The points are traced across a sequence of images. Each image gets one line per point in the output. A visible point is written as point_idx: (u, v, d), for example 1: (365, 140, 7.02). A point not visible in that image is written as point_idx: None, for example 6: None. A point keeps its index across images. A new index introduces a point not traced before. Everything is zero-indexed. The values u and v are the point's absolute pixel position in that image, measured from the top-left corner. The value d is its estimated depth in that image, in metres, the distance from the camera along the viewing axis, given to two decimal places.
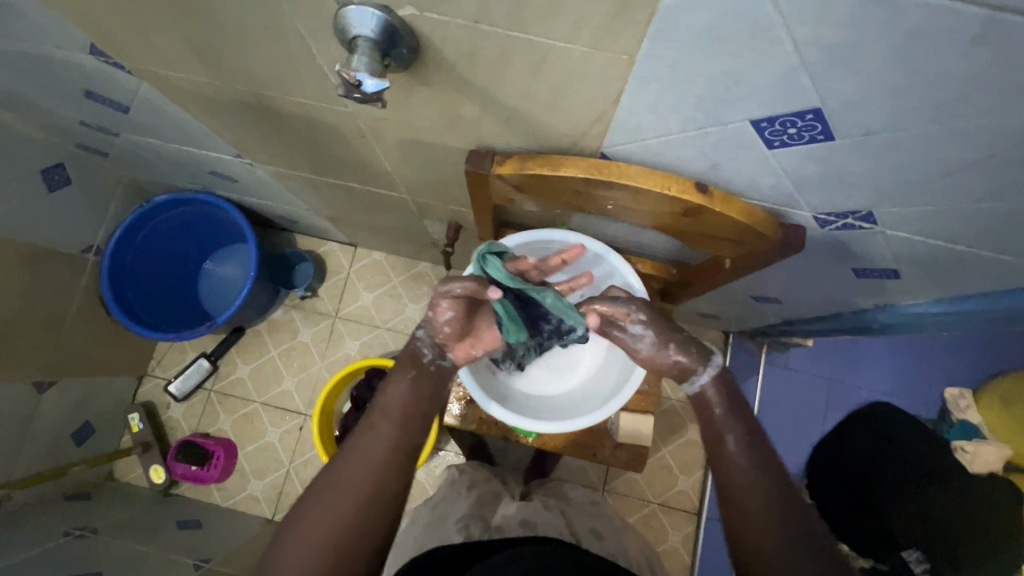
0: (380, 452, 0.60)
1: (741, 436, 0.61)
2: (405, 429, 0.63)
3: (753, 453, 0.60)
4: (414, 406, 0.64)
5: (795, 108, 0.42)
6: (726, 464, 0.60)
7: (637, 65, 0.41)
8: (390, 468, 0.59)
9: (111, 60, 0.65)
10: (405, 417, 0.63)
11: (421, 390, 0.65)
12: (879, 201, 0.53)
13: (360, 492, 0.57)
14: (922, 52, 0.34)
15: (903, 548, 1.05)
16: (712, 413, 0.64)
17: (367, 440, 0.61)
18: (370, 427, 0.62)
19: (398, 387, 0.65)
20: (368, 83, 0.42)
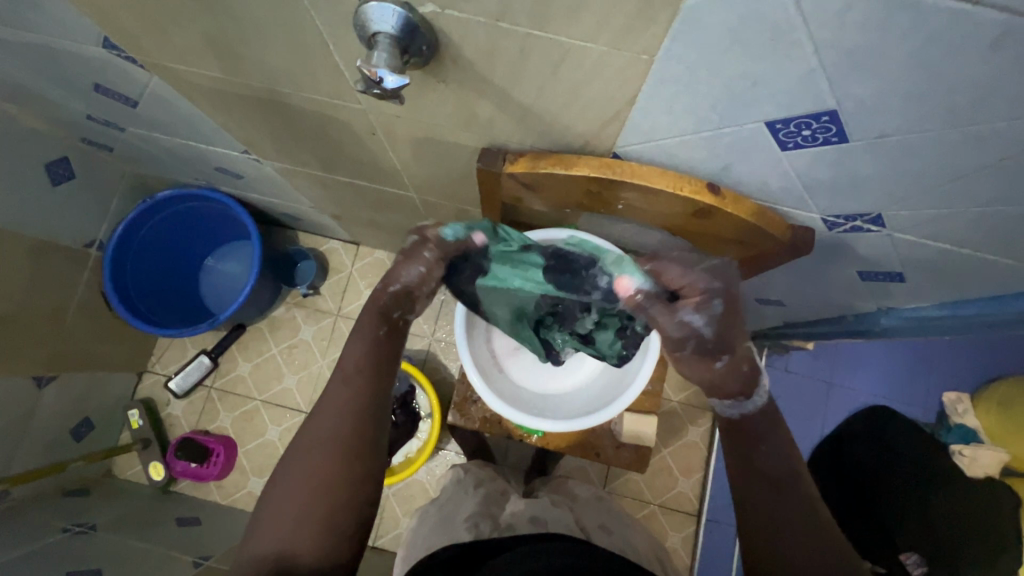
0: (344, 407, 0.57)
1: (772, 461, 0.59)
2: (369, 380, 0.59)
3: (781, 477, 0.58)
4: (377, 355, 0.60)
5: (811, 110, 0.43)
6: (751, 492, 0.58)
7: (656, 65, 0.42)
8: (357, 423, 0.57)
9: (123, 54, 0.66)
10: (367, 369, 0.59)
11: (382, 340, 0.61)
12: (889, 205, 0.54)
13: (329, 452, 0.55)
14: (942, 56, 0.34)
15: (902, 551, 1.05)
16: (748, 436, 0.60)
17: (331, 398, 0.58)
18: (334, 383, 0.59)
19: (359, 339, 0.60)
20: (389, 80, 0.42)
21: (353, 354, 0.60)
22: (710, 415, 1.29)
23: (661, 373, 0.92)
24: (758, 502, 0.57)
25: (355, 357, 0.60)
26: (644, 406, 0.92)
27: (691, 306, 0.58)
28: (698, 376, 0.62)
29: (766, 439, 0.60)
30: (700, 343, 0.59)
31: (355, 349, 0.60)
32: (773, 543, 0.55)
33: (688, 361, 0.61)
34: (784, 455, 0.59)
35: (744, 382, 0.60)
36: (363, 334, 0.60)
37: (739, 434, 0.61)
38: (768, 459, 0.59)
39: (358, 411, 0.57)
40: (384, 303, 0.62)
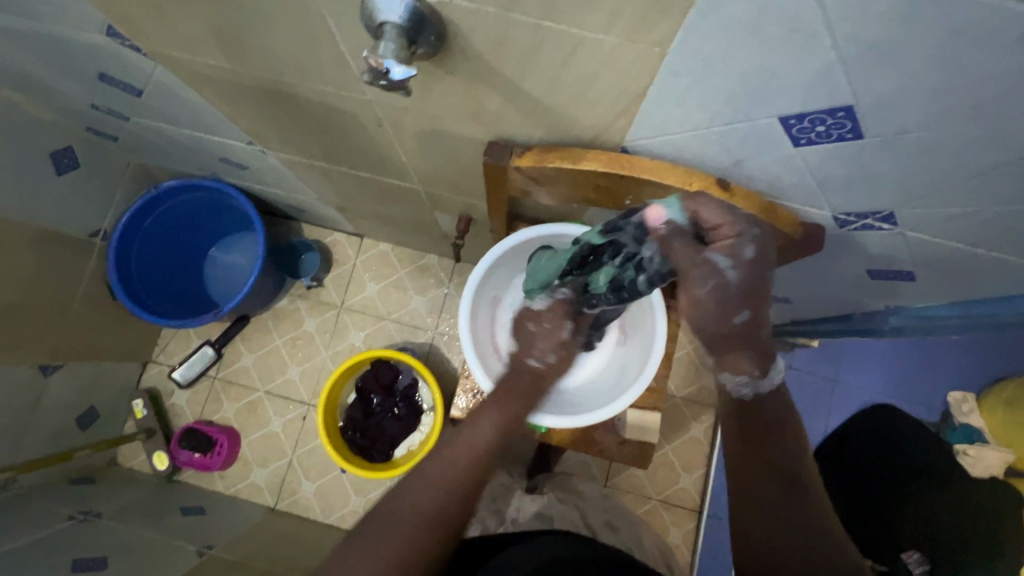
0: (461, 476, 0.60)
1: (779, 452, 0.60)
2: (485, 466, 0.62)
3: (783, 470, 0.59)
4: (498, 446, 0.65)
5: (827, 105, 0.42)
6: (748, 474, 0.60)
7: (669, 58, 0.41)
8: (461, 496, 0.59)
9: (127, 43, 0.65)
10: (489, 458, 0.63)
11: (511, 428, 0.67)
12: (903, 203, 0.53)
13: (429, 506, 0.57)
14: (965, 50, 0.33)
15: (904, 549, 1.05)
16: (756, 419, 0.63)
17: (448, 454, 0.61)
18: (455, 440, 0.63)
19: (494, 419, 0.66)
20: (396, 71, 0.42)
21: (483, 430, 0.65)
22: (713, 412, 1.29)
23: (666, 370, 0.91)
24: (752, 483, 0.59)
25: (481, 437, 0.64)
26: (647, 401, 0.91)
27: (721, 250, 0.53)
28: (710, 328, 0.57)
29: (771, 429, 0.62)
30: (721, 291, 0.54)
31: (486, 424, 0.65)
32: (764, 528, 0.56)
33: (706, 310, 0.55)
34: (790, 451, 0.60)
35: (756, 353, 0.60)
36: (500, 412, 0.67)
37: (749, 420, 0.63)
38: (769, 449, 0.61)
39: (467, 486, 0.60)
40: (525, 388, 0.71)
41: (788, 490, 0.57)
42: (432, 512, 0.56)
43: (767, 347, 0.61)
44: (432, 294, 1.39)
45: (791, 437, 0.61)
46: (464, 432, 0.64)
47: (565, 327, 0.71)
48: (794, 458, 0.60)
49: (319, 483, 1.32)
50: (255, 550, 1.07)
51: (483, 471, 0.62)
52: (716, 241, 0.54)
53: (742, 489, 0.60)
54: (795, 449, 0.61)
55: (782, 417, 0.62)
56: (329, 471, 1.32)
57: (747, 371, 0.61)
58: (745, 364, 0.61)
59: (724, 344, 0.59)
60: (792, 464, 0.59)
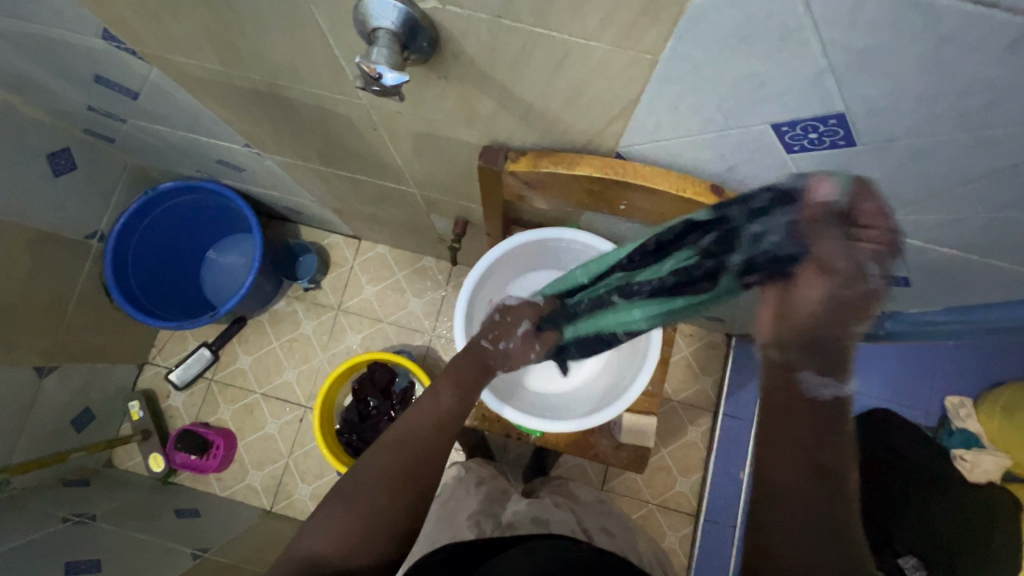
0: (426, 436, 0.62)
1: (821, 451, 0.49)
2: (449, 427, 0.65)
3: (822, 477, 0.48)
4: (461, 411, 0.67)
5: (818, 111, 0.42)
6: (783, 477, 0.48)
7: (660, 65, 0.41)
8: (429, 454, 0.61)
9: (122, 46, 0.65)
10: (453, 420, 0.65)
11: (472, 396, 0.70)
12: (896, 209, 0.53)
13: (398, 464, 0.58)
14: (955, 58, 0.33)
15: (901, 555, 1.04)
16: (796, 408, 0.50)
17: (411, 420, 0.63)
18: (415, 408, 0.65)
19: (452, 389, 0.69)
20: (388, 77, 0.41)
21: (443, 399, 0.67)
22: (710, 415, 1.29)
23: (662, 374, 0.91)
24: (788, 489, 0.48)
25: (442, 404, 0.66)
26: (643, 405, 0.91)
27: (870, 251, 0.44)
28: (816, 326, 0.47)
29: (817, 422, 0.49)
30: (860, 294, 0.46)
31: (446, 393, 0.68)
32: (790, 542, 0.46)
33: (821, 302, 0.46)
34: (833, 452, 0.49)
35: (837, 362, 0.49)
36: (459, 382, 0.70)
37: (791, 405, 0.50)
38: (809, 447, 0.49)
39: (433, 445, 0.62)
40: (484, 367, 0.74)
41: (824, 493, 0.47)
42: (401, 471, 0.58)
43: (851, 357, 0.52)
44: (429, 297, 1.39)
45: (835, 430, 0.49)
46: (424, 401, 0.66)
47: (521, 324, 0.76)
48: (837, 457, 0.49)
49: (315, 485, 1.32)
50: (250, 553, 1.07)
51: (448, 432, 0.64)
52: (860, 240, 0.44)
53: (772, 493, 0.48)
54: (837, 448, 0.49)
55: (831, 403, 0.49)
56: (325, 474, 1.32)
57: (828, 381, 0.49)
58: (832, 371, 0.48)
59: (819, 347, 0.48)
60: (831, 467, 0.48)
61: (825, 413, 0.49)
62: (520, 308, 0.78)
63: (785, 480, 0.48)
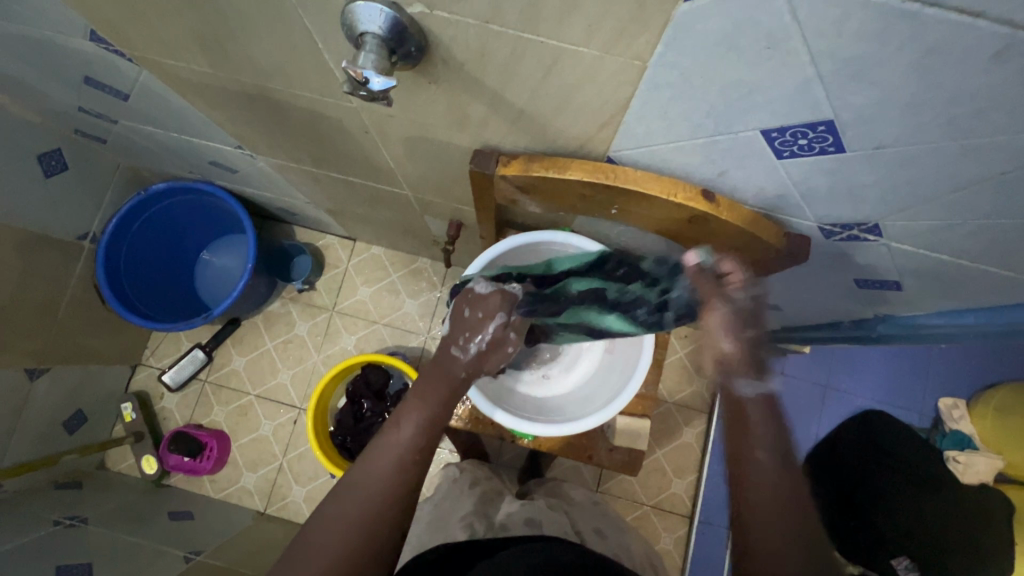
0: (383, 484, 0.56)
1: (780, 462, 0.56)
2: (412, 464, 0.58)
3: (788, 486, 0.54)
4: (427, 441, 0.60)
5: (807, 119, 0.42)
6: (752, 493, 0.55)
7: (649, 71, 0.41)
8: (388, 500, 0.55)
9: (111, 48, 0.64)
10: (416, 454, 0.59)
11: (438, 420, 0.62)
12: (887, 215, 0.53)
13: (353, 517, 0.53)
14: (941, 67, 0.33)
15: (894, 556, 1.09)
16: (748, 425, 0.59)
17: (369, 461, 0.58)
18: (375, 446, 0.59)
19: (416, 415, 0.61)
20: (375, 81, 0.42)
21: (405, 430, 0.60)
22: (704, 417, 1.29)
23: (655, 377, 0.91)
24: (759, 489, 0.55)
25: (404, 436, 0.59)
26: (637, 407, 0.91)
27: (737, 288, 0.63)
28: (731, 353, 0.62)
29: (769, 438, 0.57)
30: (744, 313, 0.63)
31: (409, 422, 0.60)
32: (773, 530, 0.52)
33: (729, 326, 0.62)
34: (790, 461, 0.56)
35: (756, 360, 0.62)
36: (423, 406, 0.62)
37: (739, 412, 0.60)
38: (771, 460, 0.56)
39: (394, 488, 0.56)
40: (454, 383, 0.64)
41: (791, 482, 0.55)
42: (355, 525, 0.53)
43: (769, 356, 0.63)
44: (424, 298, 1.39)
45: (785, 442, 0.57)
46: (387, 434, 0.60)
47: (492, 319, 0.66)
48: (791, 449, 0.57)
49: (309, 487, 1.31)
50: (243, 555, 1.06)
51: (412, 469, 0.58)
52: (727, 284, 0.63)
53: (749, 498, 0.55)
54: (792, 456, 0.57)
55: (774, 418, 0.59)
56: (320, 476, 1.32)
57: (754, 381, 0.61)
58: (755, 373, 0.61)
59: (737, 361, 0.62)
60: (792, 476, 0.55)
61: (772, 427, 0.58)
62: (490, 300, 0.67)
63: (758, 497, 0.54)
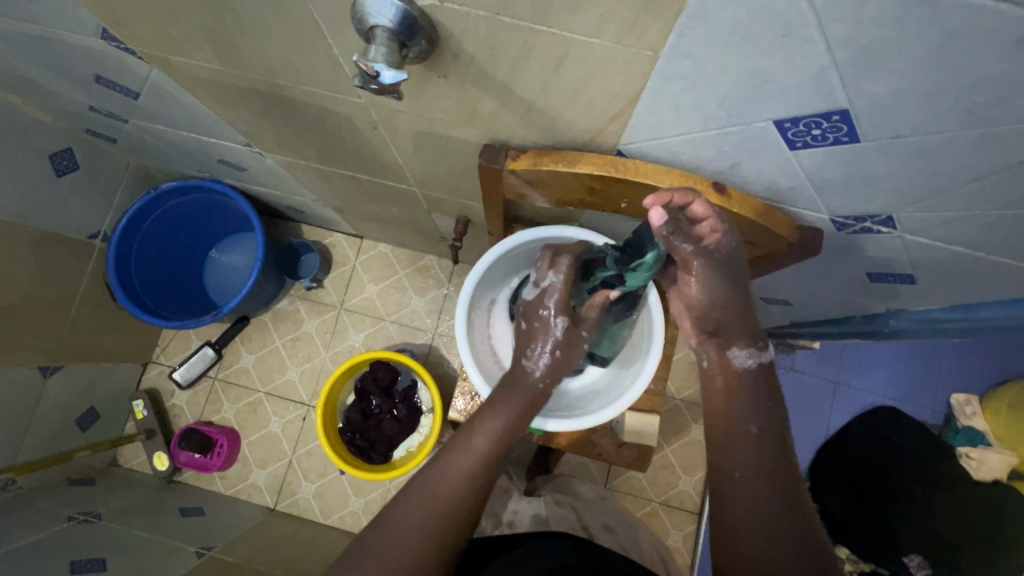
0: (468, 476, 0.57)
1: (757, 387, 0.60)
2: (490, 465, 0.59)
3: (767, 421, 0.58)
4: (499, 455, 0.60)
5: (822, 108, 0.41)
6: (729, 471, 0.57)
7: (660, 62, 0.41)
8: (462, 520, 0.56)
9: (122, 45, 0.65)
10: (491, 466, 0.59)
11: (512, 435, 0.62)
12: (901, 206, 0.52)
13: (441, 517, 0.55)
14: (961, 52, 0.33)
15: (906, 553, 1.10)
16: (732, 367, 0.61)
17: (440, 478, 0.57)
18: (445, 467, 0.57)
19: (492, 424, 0.61)
20: (385, 75, 0.41)
21: (478, 442, 0.59)
22: None
23: (664, 373, 0.91)
24: (741, 415, 0.59)
25: (483, 439, 0.59)
26: (645, 404, 0.91)
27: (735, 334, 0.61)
28: (714, 308, 0.62)
29: (756, 390, 0.60)
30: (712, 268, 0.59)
31: (483, 433, 0.60)
32: (743, 447, 0.57)
33: (715, 287, 0.60)
34: (773, 420, 0.59)
35: (754, 331, 0.61)
36: (500, 417, 0.61)
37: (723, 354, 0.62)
38: (750, 459, 0.57)
39: (467, 499, 0.56)
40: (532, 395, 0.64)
41: (771, 406, 0.59)
42: (452, 506, 0.55)
43: (754, 328, 0.61)
44: (431, 295, 1.39)
45: (782, 445, 0.58)
46: (469, 434, 0.60)
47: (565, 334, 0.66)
48: (764, 385, 0.60)
49: (318, 484, 1.32)
50: (255, 552, 1.07)
51: (483, 482, 0.58)
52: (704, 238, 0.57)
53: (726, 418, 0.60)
54: (789, 462, 0.57)
55: (773, 412, 0.59)
56: (329, 472, 1.32)
57: (750, 351, 0.61)
58: (750, 340, 0.61)
59: (726, 323, 0.62)
60: (781, 483, 0.55)
61: (767, 428, 0.58)
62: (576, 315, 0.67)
63: (735, 446, 0.58)
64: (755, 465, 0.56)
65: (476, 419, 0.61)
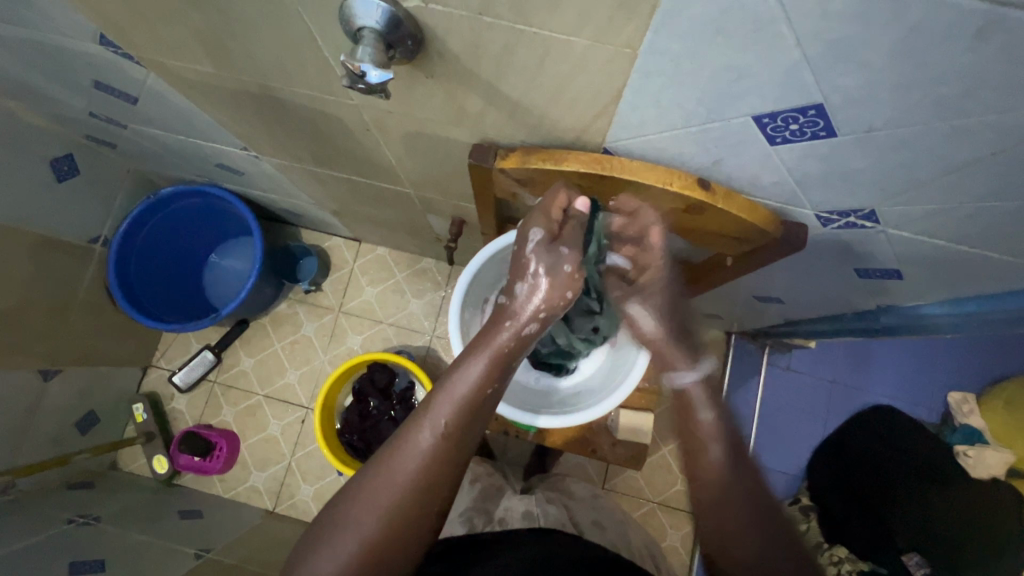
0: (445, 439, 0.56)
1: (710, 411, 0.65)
2: (468, 420, 0.58)
3: (726, 439, 0.63)
4: (476, 408, 0.59)
5: (797, 103, 0.42)
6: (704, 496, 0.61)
7: (639, 59, 0.42)
8: (425, 495, 0.54)
9: (119, 50, 0.66)
10: (467, 423, 0.57)
11: (490, 388, 0.60)
12: (882, 200, 0.53)
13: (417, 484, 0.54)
14: (925, 46, 0.34)
15: (904, 552, 1.10)
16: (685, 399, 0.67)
17: (413, 438, 0.56)
18: (410, 439, 0.56)
19: (468, 377, 0.59)
20: (373, 75, 0.43)
21: (453, 398, 0.58)
22: None
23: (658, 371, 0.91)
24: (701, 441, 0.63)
25: (458, 392, 0.58)
26: (639, 402, 0.92)
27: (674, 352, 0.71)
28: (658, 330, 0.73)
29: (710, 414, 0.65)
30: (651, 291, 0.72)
31: (459, 383, 0.59)
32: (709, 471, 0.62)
33: (658, 311, 0.72)
34: (730, 436, 0.63)
35: (691, 351, 0.71)
36: (476, 370, 0.60)
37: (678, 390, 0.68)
38: (718, 480, 0.61)
39: (444, 462, 0.55)
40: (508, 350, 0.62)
41: (726, 426, 0.64)
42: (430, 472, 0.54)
43: (691, 349, 0.72)
44: (429, 297, 1.40)
45: (743, 456, 0.62)
46: (445, 387, 0.59)
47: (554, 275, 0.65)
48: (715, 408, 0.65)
49: (317, 487, 1.32)
50: (252, 554, 1.07)
51: (459, 437, 0.57)
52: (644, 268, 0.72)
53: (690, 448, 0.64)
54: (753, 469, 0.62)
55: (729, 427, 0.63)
56: (327, 475, 1.33)
57: (693, 369, 0.70)
58: (684, 361, 0.71)
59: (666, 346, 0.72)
60: (752, 494, 0.60)
61: (729, 445, 0.62)
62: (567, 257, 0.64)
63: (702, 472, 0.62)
64: (723, 484, 0.61)
65: (444, 384, 0.59)
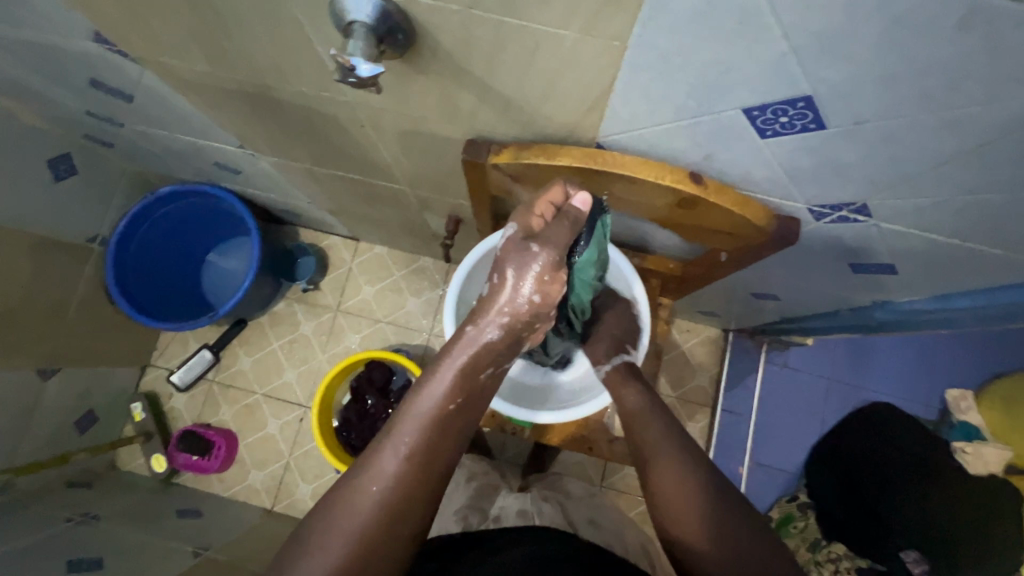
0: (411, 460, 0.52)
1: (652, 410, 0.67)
2: (436, 439, 0.53)
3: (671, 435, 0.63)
4: (445, 427, 0.54)
5: (787, 96, 0.42)
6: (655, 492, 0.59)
7: (629, 52, 0.42)
8: (391, 524, 0.50)
9: (115, 48, 0.66)
10: (435, 443, 0.53)
11: (458, 404, 0.55)
12: (873, 193, 0.53)
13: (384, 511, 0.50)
14: (910, 37, 0.34)
15: (902, 548, 1.13)
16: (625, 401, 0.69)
17: (376, 465, 0.52)
18: (372, 466, 0.51)
19: (431, 393, 0.54)
20: (362, 68, 0.43)
21: (416, 417, 0.53)
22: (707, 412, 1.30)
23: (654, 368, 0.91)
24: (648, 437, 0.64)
25: (421, 411, 0.53)
26: None
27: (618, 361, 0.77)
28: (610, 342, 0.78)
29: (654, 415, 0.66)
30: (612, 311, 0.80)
31: (420, 401, 0.54)
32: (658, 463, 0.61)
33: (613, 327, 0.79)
34: (672, 430, 0.64)
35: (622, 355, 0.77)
36: (441, 385, 0.54)
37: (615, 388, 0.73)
38: (668, 469, 0.60)
39: (411, 487, 0.51)
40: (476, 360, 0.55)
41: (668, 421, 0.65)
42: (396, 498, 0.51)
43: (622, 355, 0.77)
44: (427, 296, 1.41)
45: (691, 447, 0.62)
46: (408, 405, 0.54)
47: (526, 281, 0.54)
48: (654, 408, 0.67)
49: (315, 486, 1.33)
50: (250, 552, 1.07)
51: (427, 457, 0.52)
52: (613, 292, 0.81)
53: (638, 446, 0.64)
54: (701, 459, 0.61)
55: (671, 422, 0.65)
56: (325, 474, 1.33)
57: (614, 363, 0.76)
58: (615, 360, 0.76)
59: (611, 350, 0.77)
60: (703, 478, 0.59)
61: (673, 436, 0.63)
62: (538, 258, 0.54)
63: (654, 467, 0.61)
64: (672, 474, 0.59)
65: (406, 402, 0.54)
